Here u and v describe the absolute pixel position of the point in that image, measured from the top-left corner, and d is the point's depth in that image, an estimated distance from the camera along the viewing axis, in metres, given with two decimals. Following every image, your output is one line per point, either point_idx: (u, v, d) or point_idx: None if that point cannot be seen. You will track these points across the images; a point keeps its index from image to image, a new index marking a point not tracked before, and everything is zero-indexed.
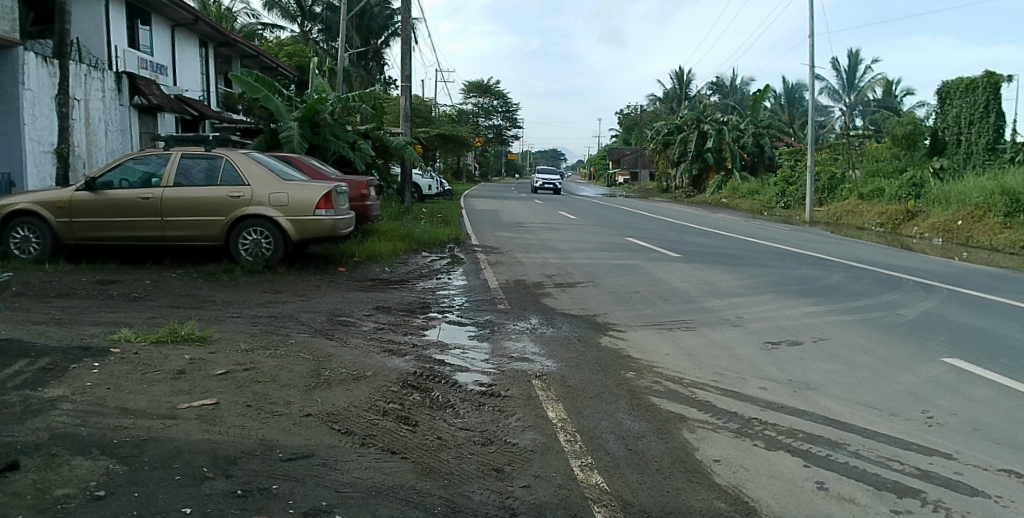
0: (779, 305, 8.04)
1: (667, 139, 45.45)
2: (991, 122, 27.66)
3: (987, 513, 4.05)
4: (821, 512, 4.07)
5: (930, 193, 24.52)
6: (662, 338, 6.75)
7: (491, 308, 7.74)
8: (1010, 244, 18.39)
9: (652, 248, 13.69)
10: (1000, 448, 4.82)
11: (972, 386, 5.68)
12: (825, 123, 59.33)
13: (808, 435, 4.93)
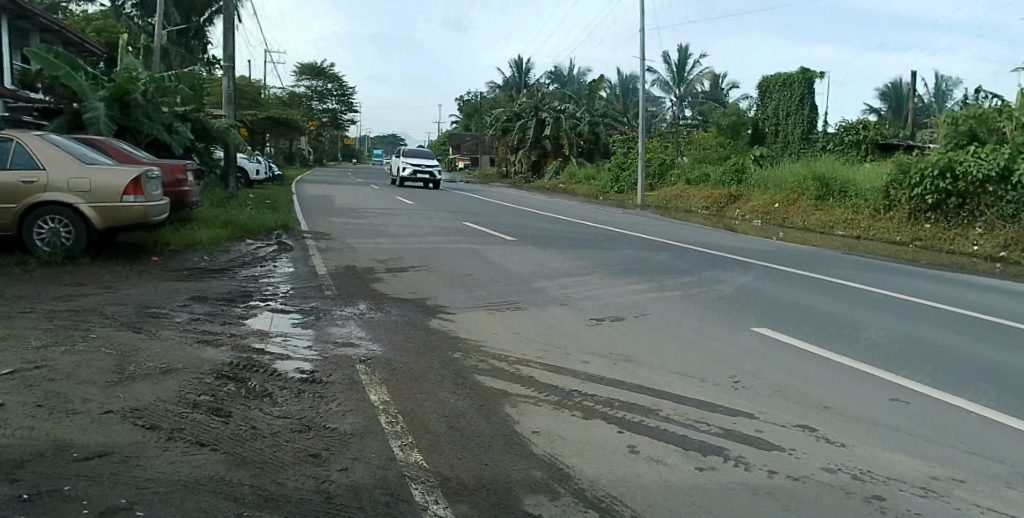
0: (608, 283, 8.43)
1: (505, 125, 47.12)
2: (805, 114, 30.80)
3: (779, 464, 4.66)
4: (631, 473, 4.41)
5: (750, 179, 26.82)
6: (487, 318, 6.90)
7: (318, 295, 7.60)
8: (822, 224, 20.46)
9: (488, 231, 14.04)
10: (794, 406, 5.53)
11: (778, 352, 6.39)
12: (655, 113, 61.33)
13: (624, 404, 5.26)
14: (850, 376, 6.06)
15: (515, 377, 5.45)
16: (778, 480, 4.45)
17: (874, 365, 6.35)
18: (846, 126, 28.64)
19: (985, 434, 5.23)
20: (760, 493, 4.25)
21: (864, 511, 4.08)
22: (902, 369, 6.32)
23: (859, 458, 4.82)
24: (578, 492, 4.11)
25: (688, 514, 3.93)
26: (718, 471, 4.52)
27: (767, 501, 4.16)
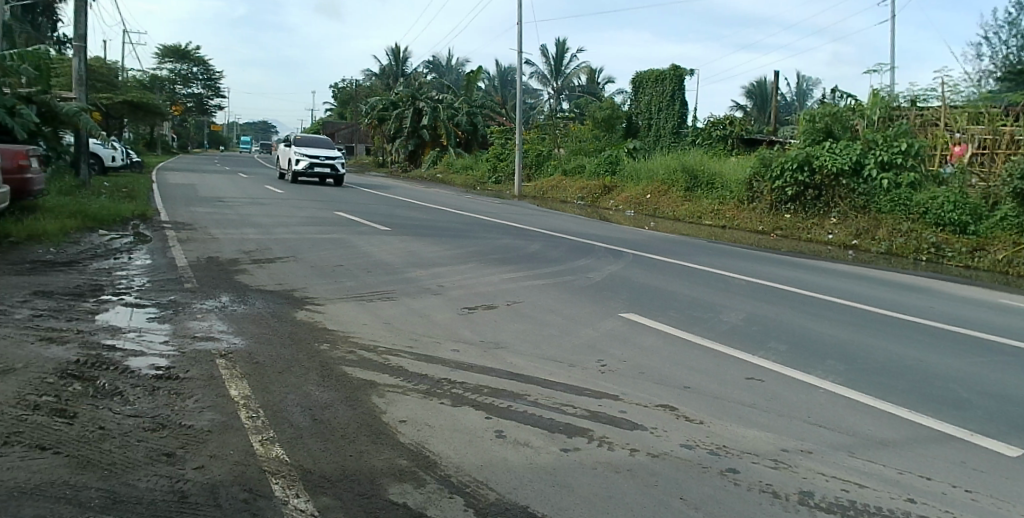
0: (482, 272, 8.60)
1: (382, 114, 46.63)
2: (676, 109, 33.44)
3: (641, 443, 4.91)
4: (497, 457, 4.52)
5: (623, 170, 28.00)
6: (358, 309, 6.89)
7: (177, 288, 7.30)
8: (690, 215, 21.76)
9: (361, 221, 13.98)
10: (657, 387, 5.82)
11: (643, 335, 6.74)
12: (531, 106, 63.30)
13: (492, 390, 5.39)
14: (708, 356, 6.47)
15: (382, 368, 5.48)
16: (638, 457, 4.69)
17: (732, 346, 6.78)
18: (714, 121, 30.16)
19: (825, 407, 5.74)
20: (621, 471, 4.47)
21: (720, 485, 4.37)
22: (758, 348, 6.79)
23: (714, 434, 5.16)
24: (443, 479, 4.15)
25: (551, 494, 4.08)
26: (582, 451, 4.71)
27: (630, 479, 4.37)
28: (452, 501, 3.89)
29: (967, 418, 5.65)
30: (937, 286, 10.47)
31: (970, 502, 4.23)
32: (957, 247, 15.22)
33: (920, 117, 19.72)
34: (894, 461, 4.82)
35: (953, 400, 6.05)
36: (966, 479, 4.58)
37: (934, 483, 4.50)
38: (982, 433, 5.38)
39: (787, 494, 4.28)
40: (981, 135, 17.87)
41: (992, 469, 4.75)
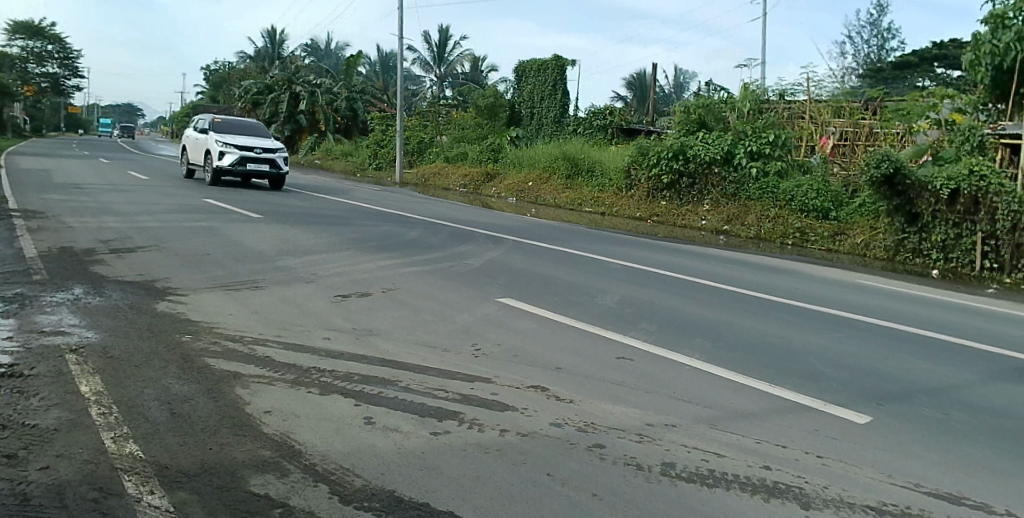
0: (357, 260, 8.67)
1: (256, 98, 45.16)
2: (558, 99, 33.80)
3: (510, 423, 5.07)
4: (365, 444, 4.54)
5: (505, 157, 28.82)
6: (225, 302, 6.73)
7: (24, 280, 6.90)
8: (569, 201, 22.54)
9: (232, 208, 13.63)
10: (528, 368, 6.01)
11: (517, 319, 7.00)
12: (416, 90, 62.99)
13: (362, 378, 5.44)
14: (580, 337, 6.74)
15: (248, 359, 5.45)
16: (508, 438, 4.84)
17: (605, 327, 7.09)
18: (595, 111, 31.02)
19: (687, 381, 6.09)
20: (490, 452, 4.60)
21: (589, 461, 4.59)
22: (629, 329, 7.12)
23: (585, 412, 5.39)
24: (308, 468, 4.15)
25: (419, 477, 4.15)
26: (452, 434, 4.81)
27: (503, 460, 4.50)
28: (318, 490, 3.89)
29: (819, 389, 6.18)
30: (797, 267, 11.31)
31: (822, 467, 4.66)
32: (820, 231, 16.64)
33: (788, 110, 20.84)
34: (753, 432, 5.20)
35: (807, 372, 6.59)
36: (817, 445, 5.02)
37: (788, 451, 4.90)
38: (833, 402, 5.90)
39: (650, 466, 4.57)
40: (841, 128, 19.32)
41: (838, 434, 5.23)
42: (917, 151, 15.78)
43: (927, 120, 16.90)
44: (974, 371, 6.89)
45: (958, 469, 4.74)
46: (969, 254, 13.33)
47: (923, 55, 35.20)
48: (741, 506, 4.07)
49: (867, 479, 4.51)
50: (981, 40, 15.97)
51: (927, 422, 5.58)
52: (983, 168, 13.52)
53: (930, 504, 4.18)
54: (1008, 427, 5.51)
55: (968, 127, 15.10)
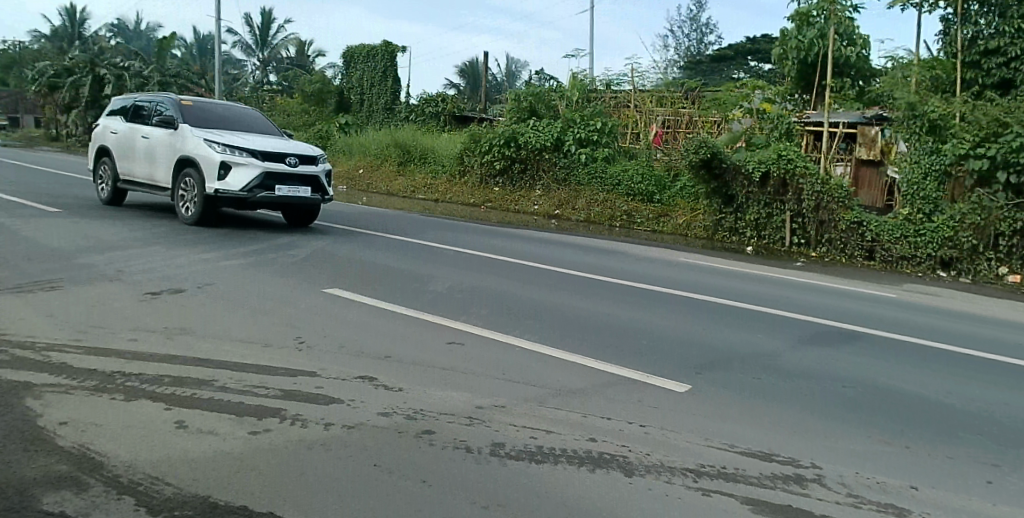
0: (171, 257, 8.52)
1: (53, 81, 41.80)
2: (388, 86, 33.30)
3: (335, 416, 4.95)
4: (178, 449, 4.30)
5: (334, 145, 28.51)
6: (19, 311, 6.19)
7: None
8: (402, 187, 22.50)
9: (28, 203, 12.58)
10: (355, 359, 6.00)
11: (343, 309, 7.11)
12: (236, 75, 58.93)
13: (175, 380, 5.25)
14: (411, 326, 6.81)
15: (41, 367, 5.14)
16: (333, 431, 4.70)
17: (437, 314, 7.23)
18: (427, 99, 31.40)
19: (519, 357, 6.22)
20: (314, 447, 4.45)
21: (417, 448, 4.50)
22: (462, 315, 7.28)
23: (414, 399, 5.30)
24: (111, 480, 3.85)
25: (236, 480, 3.93)
26: (273, 432, 4.63)
27: (327, 454, 4.34)
28: (121, 502, 3.60)
29: (643, 363, 6.20)
30: (623, 248, 12.06)
31: (644, 435, 4.74)
32: (645, 213, 17.84)
33: (614, 99, 22.18)
34: (579, 406, 5.19)
35: (629, 350, 6.59)
36: (638, 415, 5.07)
37: (614, 422, 4.94)
38: (654, 374, 5.90)
39: (478, 447, 4.54)
40: (664, 116, 21.19)
41: (662, 399, 5.37)
42: (733, 137, 16.82)
43: (740, 109, 17.93)
44: (785, 337, 7.27)
45: (770, 427, 4.90)
46: (778, 232, 14.97)
47: (738, 48, 38.41)
48: (568, 480, 4.14)
49: (687, 443, 4.64)
50: (788, 37, 18.73)
51: (741, 386, 5.66)
52: (789, 152, 14.82)
53: (742, 462, 4.40)
54: (815, 387, 5.67)
55: (777, 116, 16.40)
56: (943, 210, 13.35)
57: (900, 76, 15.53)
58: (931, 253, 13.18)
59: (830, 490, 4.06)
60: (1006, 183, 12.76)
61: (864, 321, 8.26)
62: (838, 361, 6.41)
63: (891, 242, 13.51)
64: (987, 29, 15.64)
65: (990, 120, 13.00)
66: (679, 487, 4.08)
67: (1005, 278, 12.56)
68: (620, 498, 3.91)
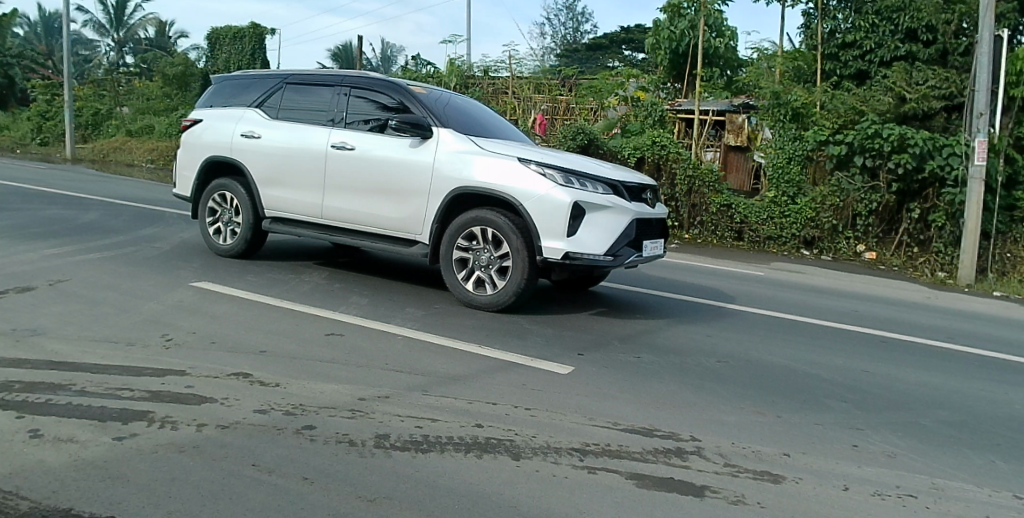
0: (14, 252, 7.68)
1: None
2: (258, 68, 33.39)
3: (210, 416, 4.59)
4: (30, 460, 3.82)
5: None
6: None
7: None
8: None
9: None
10: (229, 355, 5.62)
11: (216, 304, 6.66)
12: (89, 58, 54.59)
13: (24, 386, 4.70)
14: (290, 319, 6.48)
15: None
16: (208, 431, 4.36)
17: (318, 306, 6.93)
18: None
19: (404, 345, 6.07)
20: (189, 449, 4.09)
21: (297, 444, 4.27)
22: (345, 305, 7.02)
23: (292, 394, 5.02)
24: None
25: (101, 489, 3.53)
26: (142, 436, 4.22)
27: (196, 455, 4.02)
28: None
29: (527, 344, 6.20)
30: None
31: (530, 418, 4.75)
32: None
33: (492, 86, 22.10)
34: (465, 393, 5.10)
35: (510, 331, 6.54)
36: (524, 398, 5.06)
37: (499, 406, 4.91)
38: (537, 356, 5.87)
39: (364, 440, 4.38)
40: (539, 103, 21.15)
41: (547, 378, 5.40)
42: (608, 125, 17.37)
43: (616, 98, 18.56)
44: (660, 316, 7.55)
45: (650, 403, 5.02)
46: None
47: (612, 38, 39.75)
48: (458, 467, 4.07)
49: (573, 424, 4.69)
50: (660, 28, 19.64)
51: (620, 365, 5.76)
52: (662, 138, 15.23)
53: (625, 438, 4.52)
54: (689, 363, 5.89)
55: (650, 104, 16.82)
56: (804, 193, 14.49)
57: (764, 66, 16.75)
58: (796, 233, 14.29)
59: (709, 461, 4.27)
60: (862, 166, 13.85)
61: (729, 298, 8.78)
62: (709, 338, 6.72)
63: (758, 224, 14.49)
64: (843, 24, 16.94)
65: (847, 109, 14.56)
66: (566, 467, 4.12)
67: (862, 255, 13.98)
68: (509, 482, 3.90)
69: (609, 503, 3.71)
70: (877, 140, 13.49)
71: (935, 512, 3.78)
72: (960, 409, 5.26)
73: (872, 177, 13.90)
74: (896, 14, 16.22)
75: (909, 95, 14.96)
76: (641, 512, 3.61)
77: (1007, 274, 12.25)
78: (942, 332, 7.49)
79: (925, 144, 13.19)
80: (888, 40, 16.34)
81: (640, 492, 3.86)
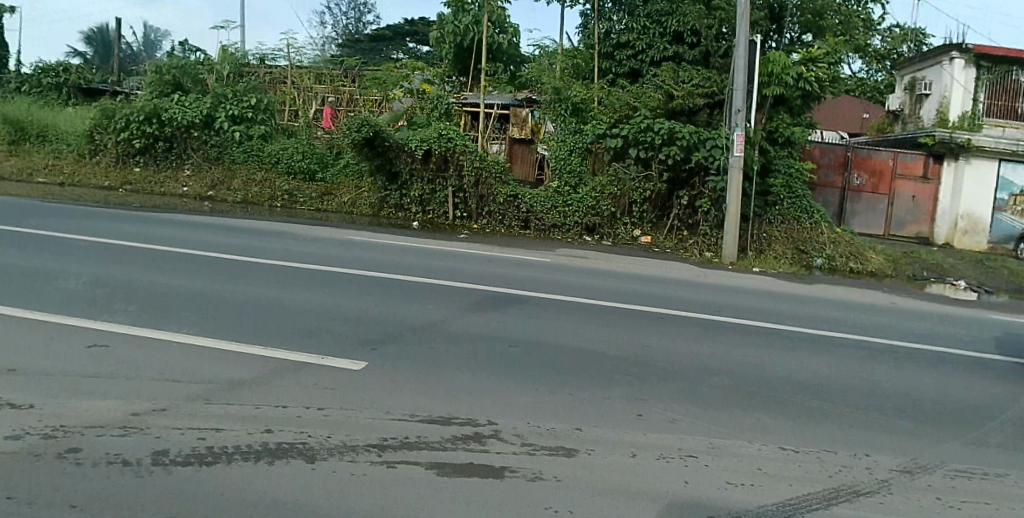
0: None
1: None
2: None
3: None
4: None
5: None
6: None
7: None
8: (14, 170, 17.80)
9: None
10: None
11: None
12: None
13: None
14: (52, 334, 5.73)
15: None
16: None
17: (90, 316, 6.21)
18: (43, 68, 26.83)
19: (191, 349, 5.61)
20: None
21: (57, 470, 3.78)
22: (123, 313, 6.36)
23: (48, 416, 4.44)
24: None
25: None
26: None
27: None
28: None
29: (321, 339, 5.96)
30: (294, 231, 11.82)
31: (326, 418, 4.59)
32: (308, 193, 17.10)
33: (269, 75, 21.21)
34: (251, 399, 4.80)
35: (300, 327, 6.23)
36: (321, 396, 4.88)
37: (289, 409, 4.69)
38: (329, 353, 5.65)
39: (140, 458, 3.98)
40: (322, 93, 21.12)
41: (342, 373, 5.24)
42: (394, 117, 17.79)
43: (401, 89, 19.15)
44: (460, 299, 7.64)
45: (448, 392, 5.05)
46: (443, 207, 15.93)
47: (395, 29, 36.55)
48: (249, 476, 3.85)
49: (371, 420, 4.61)
50: (445, 22, 20.43)
51: (415, 356, 5.72)
52: (448, 132, 15.67)
53: (424, 429, 4.52)
54: (484, 349, 5.99)
55: (436, 96, 17.66)
56: (584, 183, 15.17)
57: (545, 63, 16.92)
58: (577, 221, 14.93)
59: (506, 443, 4.39)
60: (636, 158, 14.57)
61: (523, 279, 9.07)
62: (505, 321, 6.90)
63: (543, 212, 15.11)
64: (617, 25, 16.68)
65: (622, 104, 14.91)
66: (364, 464, 4.04)
67: (638, 239, 14.96)
68: (306, 487, 3.73)
69: (412, 495, 3.71)
70: (649, 134, 14.19)
71: (709, 470, 4.21)
72: (725, 373, 5.87)
73: (645, 167, 14.69)
74: (665, 18, 16.08)
75: (675, 93, 14.76)
76: (444, 501, 3.65)
77: (764, 252, 13.57)
78: (709, 305, 8.32)
79: (691, 137, 13.96)
80: (657, 42, 16.09)
81: (443, 481, 3.89)
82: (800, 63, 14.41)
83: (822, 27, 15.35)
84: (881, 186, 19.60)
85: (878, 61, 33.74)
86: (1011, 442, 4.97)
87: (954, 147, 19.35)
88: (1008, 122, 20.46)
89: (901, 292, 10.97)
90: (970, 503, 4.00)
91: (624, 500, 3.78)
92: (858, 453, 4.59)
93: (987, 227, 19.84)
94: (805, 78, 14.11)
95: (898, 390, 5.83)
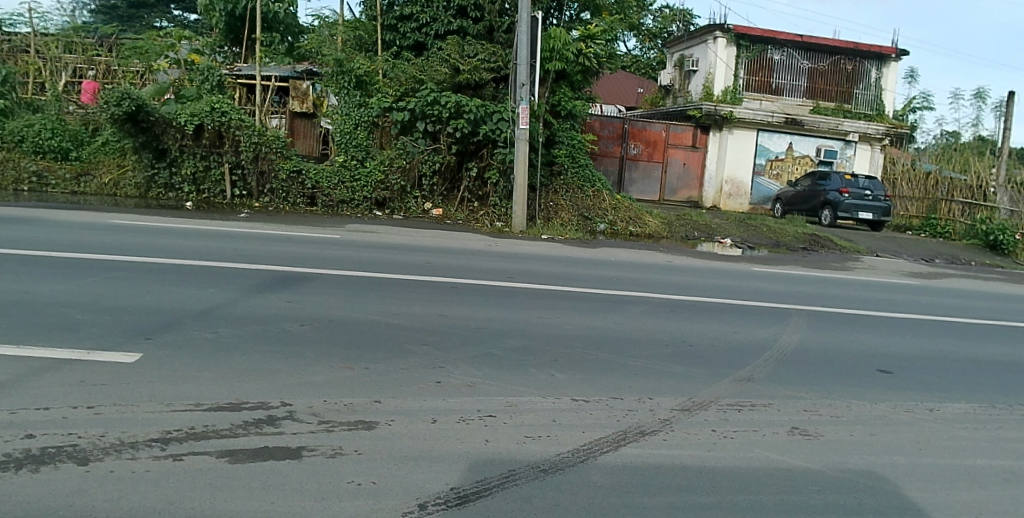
0: None
1: None
2: None
3: None
4: None
5: None
6: None
7: None
8: None
9: None
10: None
11: None
12: None
13: None
14: None
15: None
16: None
17: None
18: None
19: None
20: None
21: None
22: None
23: None
24: None
25: None
26: None
27: None
28: None
29: (90, 335, 5.49)
30: (46, 217, 10.72)
31: (94, 417, 4.15)
32: (60, 174, 15.45)
33: (6, 44, 18.77)
34: (4, 403, 4.25)
35: (64, 324, 5.68)
36: (91, 396, 4.43)
37: (53, 411, 4.19)
38: (99, 350, 5.18)
39: None
40: (74, 64, 19.02)
41: (113, 369, 4.86)
42: (159, 89, 16.30)
43: (166, 60, 17.71)
44: (244, 281, 7.30)
45: (235, 378, 4.85)
46: (218, 185, 14.80)
47: None
48: (6, 486, 3.34)
49: (150, 414, 4.24)
50: None
51: (198, 343, 5.45)
52: (221, 105, 14.68)
53: (210, 418, 4.23)
54: (275, 331, 5.83)
55: (206, 68, 16.10)
56: (372, 156, 15.18)
57: (325, 34, 16.42)
58: (366, 196, 14.91)
59: (303, 423, 4.26)
60: (424, 131, 14.80)
61: (303, 256, 8.86)
62: (293, 301, 6.72)
63: (330, 189, 14.83)
64: None
65: (408, 77, 14.91)
66: (145, 460, 3.67)
67: (429, 212, 15.13)
68: (81, 491, 3.34)
69: (204, 486, 3.46)
70: (436, 107, 14.41)
71: (507, 427, 4.40)
72: (518, 335, 6.18)
73: (434, 140, 14.99)
74: None
75: (461, 66, 15.00)
76: (242, 487, 3.47)
77: (551, 220, 14.47)
78: (497, 273, 8.66)
79: (478, 111, 14.37)
80: (441, 16, 16.07)
81: (238, 468, 3.67)
82: (579, 39, 15.03)
83: (599, 7, 15.93)
84: (655, 155, 21.56)
85: (651, 40, 36.78)
86: (767, 375, 5.71)
87: (718, 118, 21.44)
88: (763, 96, 22.88)
89: (676, 251, 12.16)
90: (740, 432, 4.54)
91: (429, 465, 3.84)
92: (643, 397, 5.04)
93: (748, 191, 22.28)
94: (585, 54, 14.87)
95: (669, 338, 6.46)
